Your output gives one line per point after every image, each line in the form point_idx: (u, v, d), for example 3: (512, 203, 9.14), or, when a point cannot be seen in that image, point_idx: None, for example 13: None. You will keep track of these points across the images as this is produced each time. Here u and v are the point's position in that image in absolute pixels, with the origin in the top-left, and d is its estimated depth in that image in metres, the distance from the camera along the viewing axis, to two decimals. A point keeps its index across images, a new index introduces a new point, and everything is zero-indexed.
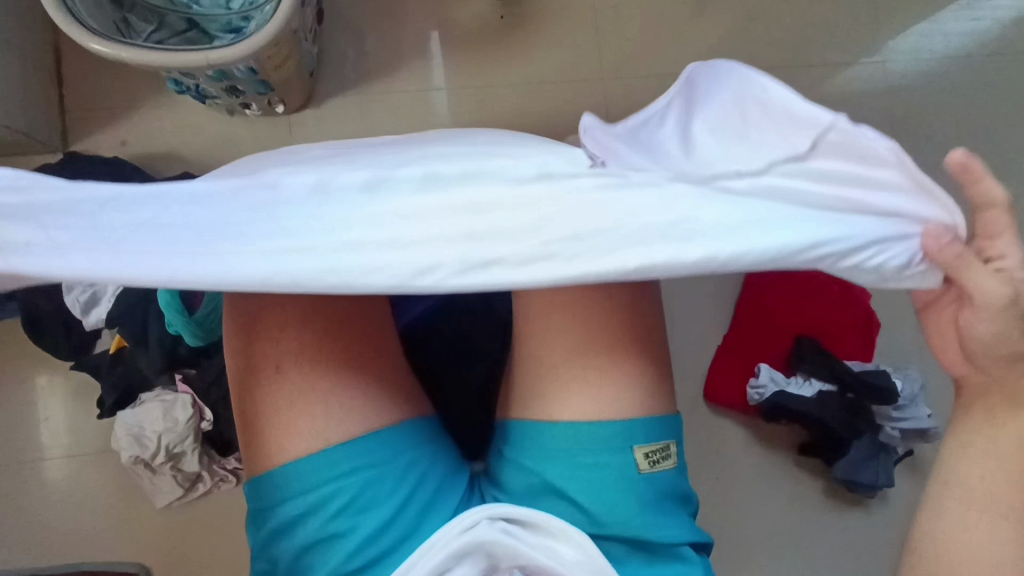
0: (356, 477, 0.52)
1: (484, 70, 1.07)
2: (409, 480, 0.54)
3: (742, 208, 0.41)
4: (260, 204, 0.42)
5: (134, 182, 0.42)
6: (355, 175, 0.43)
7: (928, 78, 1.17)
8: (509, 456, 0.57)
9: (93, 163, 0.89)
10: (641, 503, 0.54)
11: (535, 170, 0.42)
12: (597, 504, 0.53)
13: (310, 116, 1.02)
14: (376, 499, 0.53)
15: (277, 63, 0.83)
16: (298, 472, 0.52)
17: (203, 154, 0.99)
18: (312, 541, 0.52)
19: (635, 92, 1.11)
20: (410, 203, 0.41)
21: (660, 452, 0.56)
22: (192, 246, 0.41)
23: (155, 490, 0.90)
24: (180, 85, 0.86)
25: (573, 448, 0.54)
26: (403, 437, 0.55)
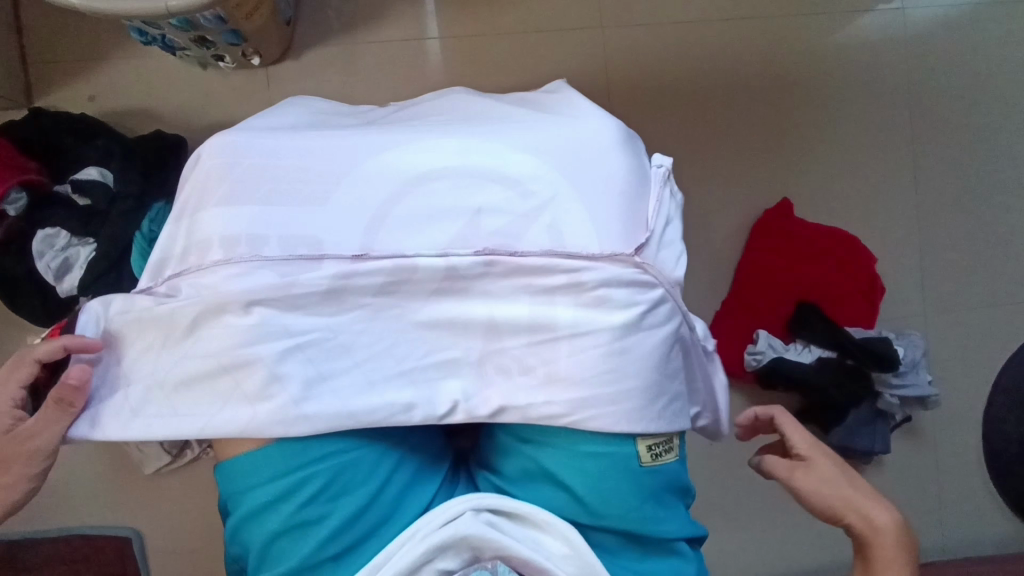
0: (331, 462, 0.50)
1: (476, 17, 1.00)
2: (388, 464, 0.52)
3: (671, 382, 0.52)
4: (292, 349, 0.49)
5: (180, 324, 0.49)
6: (373, 327, 0.50)
7: (950, 26, 1.09)
8: (504, 441, 0.54)
9: (57, 118, 0.83)
10: (641, 496, 0.52)
11: (539, 319, 0.50)
12: (595, 496, 0.51)
13: (290, 69, 0.96)
14: (352, 483, 0.50)
15: (247, 11, 0.77)
16: (269, 456, 0.50)
17: (178, 110, 0.93)
18: (285, 527, 0.49)
19: (637, 43, 1.04)
20: (425, 359, 0.50)
21: (664, 444, 0.53)
22: (230, 391, 0.49)
23: (144, 457, 0.90)
24: (144, 35, 0.79)
25: (574, 437, 0.51)
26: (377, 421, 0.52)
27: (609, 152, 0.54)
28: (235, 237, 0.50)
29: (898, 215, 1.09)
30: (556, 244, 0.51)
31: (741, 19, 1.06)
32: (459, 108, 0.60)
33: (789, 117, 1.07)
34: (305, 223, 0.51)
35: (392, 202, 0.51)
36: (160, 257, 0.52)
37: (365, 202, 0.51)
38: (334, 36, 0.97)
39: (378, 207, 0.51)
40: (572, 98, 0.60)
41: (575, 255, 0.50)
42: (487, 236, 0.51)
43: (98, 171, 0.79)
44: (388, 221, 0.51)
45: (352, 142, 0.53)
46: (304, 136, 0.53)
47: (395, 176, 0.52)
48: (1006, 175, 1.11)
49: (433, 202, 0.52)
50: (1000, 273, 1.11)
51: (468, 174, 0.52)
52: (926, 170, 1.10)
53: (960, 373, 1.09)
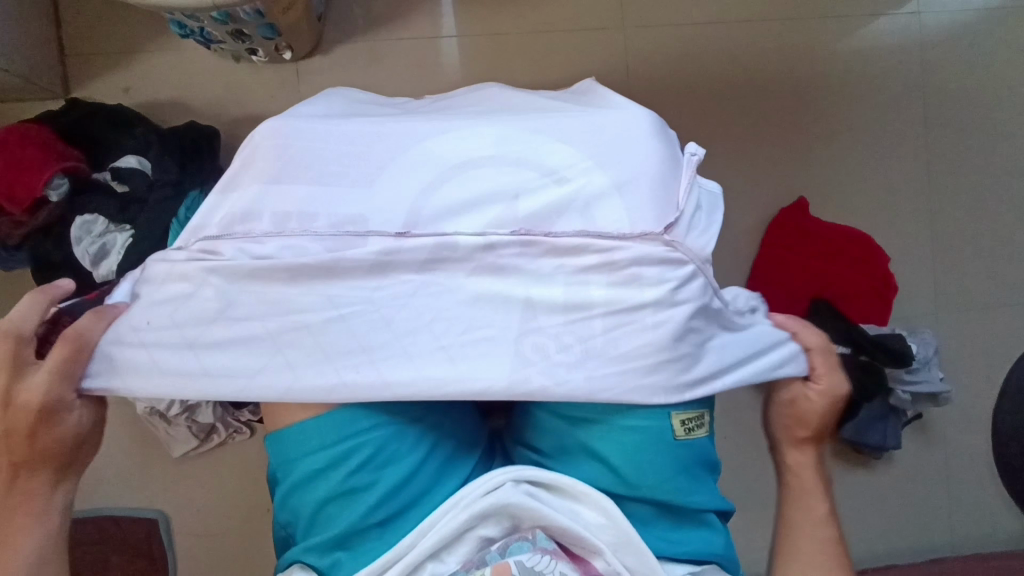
0: (377, 431, 0.52)
1: (500, 15, 1.02)
2: (430, 436, 0.54)
3: (701, 361, 0.54)
4: (335, 320, 0.52)
5: (231, 291, 0.52)
6: (415, 299, 0.52)
7: (964, 32, 1.11)
8: (540, 418, 0.57)
9: (96, 109, 0.86)
10: (675, 467, 0.54)
11: (572, 298, 0.52)
12: (631, 467, 0.54)
13: (318, 64, 0.99)
14: (397, 453, 0.53)
15: (284, 6, 0.79)
16: (320, 425, 0.52)
17: (210, 102, 0.96)
18: (335, 494, 0.52)
19: (656, 43, 1.06)
20: (462, 331, 0.52)
21: (696, 420, 0.55)
22: (272, 354, 0.52)
23: (172, 440, 0.92)
24: (183, 28, 0.82)
25: (611, 411, 0.54)
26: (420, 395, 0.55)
27: (644, 143, 0.56)
28: (285, 214, 0.54)
29: (912, 215, 1.11)
30: (587, 226, 0.53)
31: (759, 20, 1.08)
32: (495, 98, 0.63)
33: (805, 118, 1.10)
34: (351, 205, 0.54)
35: (436, 186, 0.54)
36: (207, 225, 0.55)
37: (407, 186, 0.54)
38: (362, 32, 1.00)
39: (420, 189, 0.54)
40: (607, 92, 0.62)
41: (606, 236, 0.53)
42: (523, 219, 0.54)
43: (136, 159, 0.82)
44: (431, 203, 0.54)
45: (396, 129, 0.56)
46: (352, 124, 0.57)
47: (438, 162, 0.55)
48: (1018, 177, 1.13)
49: (473, 186, 0.54)
50: (1011, 274, 1.12)
51: (507, 161, 0.55)
52: (939, 172, 1.12)
53: (972, 372, 1.10)
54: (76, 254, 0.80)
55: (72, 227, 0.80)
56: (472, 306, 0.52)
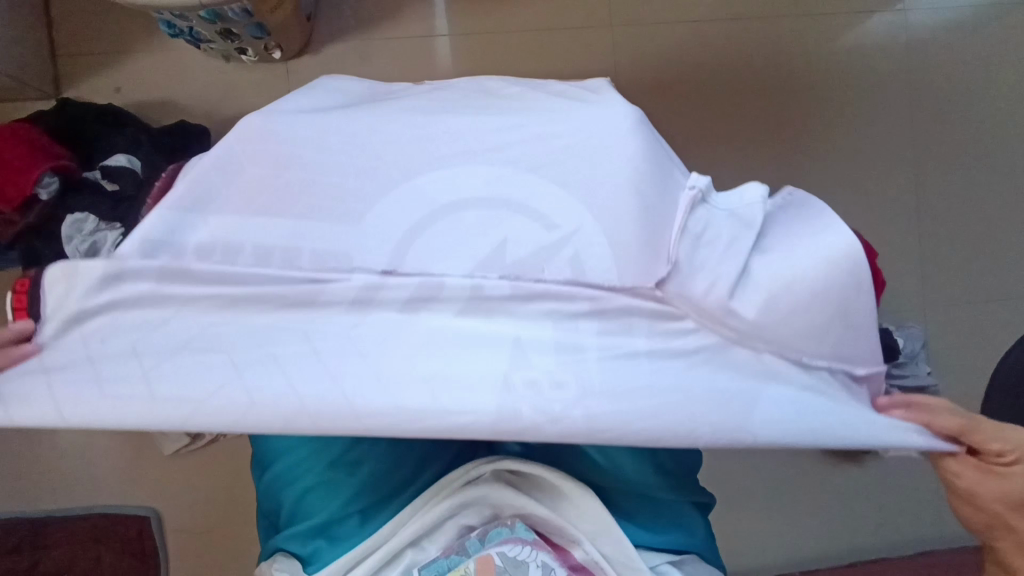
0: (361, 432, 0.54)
1: (489, 14, 1.03)
2: None
3: (726, 410, 0.45)
4: (280, 359, 0.44)
5: (158, 327, 0.45)
6: (375, 337, 0.45)
7: (951, 30, 1.12)
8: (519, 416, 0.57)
9: (87, 111, 0.87)
10: (654, 462, 0.56)
11: (565, 340, 0.46)
12: (614, 462, 0.55)
13: (308, 64, 0.99)
14: (375, 444, 0.55)
15: (272, 5, 0.80)
16: None
17: (201, 101, 0.96)
18: (323, 481, 0.55)
19: (645, 42, 1.07)
20: (430, 370, 0.44)
21: None
22: (194, 396, 0.43)
23: (164, 437, 0.92)
24: (173, 28, 0.83)
25: None
26: None
27: (628, 129, 0.52)
28: (232, 247, 0.47)
29: (899, 212, 1.12)
30: (578, 272, 0.47)
31: (746, 18, 1.09)
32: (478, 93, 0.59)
33: (793, 114, 1.10)
34: (314, 205, 0.49)
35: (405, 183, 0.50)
36: (127, 245, 0.47)
37: (375, 180, 0.50)
38: (353, 32, 1.01)
39: (387, 183, 0.50)
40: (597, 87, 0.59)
41: (595, 283, 0.47)
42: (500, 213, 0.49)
43: (127, 158, 0.82)
44: (398, 204, 0.49)
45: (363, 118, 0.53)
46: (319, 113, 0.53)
47: (407, 158, 0.51)
48: (1005, 172, 1.14)
49: (446, 183, 0.50)
50: (999, 269, 1.13)
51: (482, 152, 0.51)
52: (927, 167, 1.13)
53: (959, 366, 1.11)
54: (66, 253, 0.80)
55: (62, 225, 0.79)
56: (443, 345, 0.45)
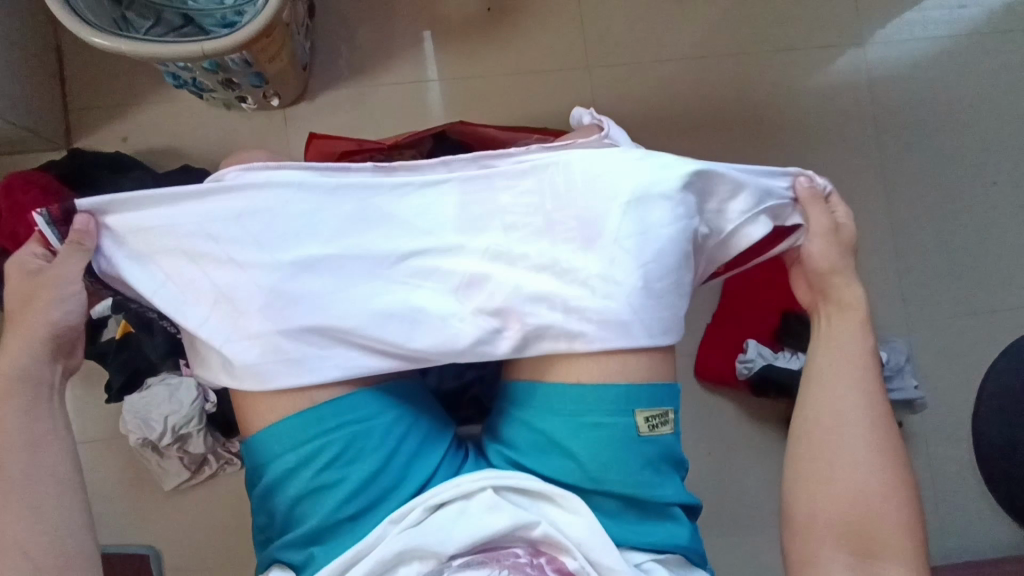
0: (342, 432, 0.58)
1: (474, 59, 1.10)
2: (393, 435, 0.59)
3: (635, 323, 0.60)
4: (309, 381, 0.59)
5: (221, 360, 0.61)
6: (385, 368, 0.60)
7: (909, 59, 1.20)
8: (514, 414, 0.61)
9: (95, 157, 0.92)
10: (640, 462, 0.57)
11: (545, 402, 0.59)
12: (599, 463, 0.57)
13: (304, 110, 1.05)
14: (361, 452, 0.58)
15: (270, 55, 0.86)
16: (284, 430, 0.58)
17: (202, 147, 1.02)
18: (304, 492, 0.57)
19: (621, 81, 1.14)
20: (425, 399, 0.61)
21: (660, 417, 0.59)
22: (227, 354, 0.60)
23: (164, 473, 0.94)
24: (178, 79, 0.89)
25: (579, 409, 0.58)
26: (380, 398, 0.60)
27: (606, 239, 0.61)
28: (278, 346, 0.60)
29: (875, 231, 1.16)
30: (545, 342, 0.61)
31: (715, 56, 1.16)
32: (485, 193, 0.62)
33: (765, 144, 1.16)
34: (363, 353, 0.60)
35: (429, 322, 0.60)
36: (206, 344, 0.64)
37: (405, 316, 0.60)
38: (348, 80, 1.07)
39: (411, 322, 0.60)
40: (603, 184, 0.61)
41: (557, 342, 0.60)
42: (502, 340, 0.61)
43: (133, 200, 0.88)
44: (425, 345, 0.60)
45: (393, 252, 0.61)
46: (353, 248, 0.61)
47: (428, 303, 0.61)
48: (973, 192, 1.19)
49: (459, 320, 0.61)
50: (975, 282, 1.17)
51: (492, 284, 0.61)
52: (896, 188, 1.18)
53: (944, 379, 1.13)
54: None
55: None
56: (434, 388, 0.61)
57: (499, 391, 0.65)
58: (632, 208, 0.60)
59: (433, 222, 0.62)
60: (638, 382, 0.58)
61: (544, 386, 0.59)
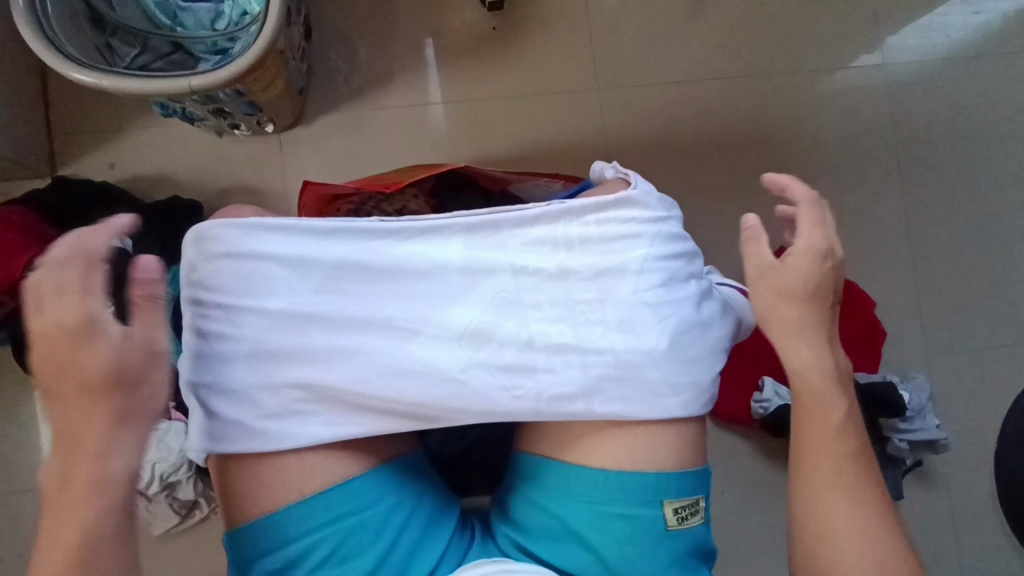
0: (339, 526, 0.55)
1: (478, 80, 1.05)
2: (393, 525, 0.57)
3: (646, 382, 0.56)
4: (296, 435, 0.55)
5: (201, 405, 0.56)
6: (379, 424, 0.56)
7: (932, 77, 1.15)
8: (529, 495, 0.59)
9: (79, 188, 0.87)
10: (668, 558, 0.56)
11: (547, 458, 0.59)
12: (623, 559, 0.56)
13: (302, 134, 1.01)
14: (359, 547, 0.55)
15: (263, 84, 0.81)
16: (275, 524, 0.55)
17: (195, 175, 0.97)
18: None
19: (631, 102, 1.09)
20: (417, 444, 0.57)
21: (689, 507, 0.58)
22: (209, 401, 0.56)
23: (153, 518, 0.89)
24: (166, 108, 0.84)
25: (600, 498, 0.56)
26: (380, 482, 0.58)
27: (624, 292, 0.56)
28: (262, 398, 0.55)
29: (896, 260, 1.12)
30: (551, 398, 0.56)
31: (730, 76, 1.11)
32: (492, 247, 0.57)
33: (782, 169, 1.11)
34: (360, 415, 0.56)
35: (430, 380, 0.55)
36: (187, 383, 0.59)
37: (403, 374, 0.55)
38: (347, 101, 1.02)
39: (412, 381, 0.55)
40: (625, 241, 0.57)
41: (564, 398, 0.56)
42: (510, 397, 0.56)
43: None
44: (426, 406, 0.56)
45: (396, 307, 0.56)
46: (354, 300, 0.56)
47: (430, 359, 0.55)
48: (997, 219, 1.14)
49: (464, 377, 0.56)
50: (1000, 312, 1.12)
51: (500, 338, 0.56)
52: (918, 215, 1.13)
53: (967, 416, 1.09)
54: None
55: None
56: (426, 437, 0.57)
57: (512, 467, 0.63)
58: (651, 262, 0.57)
59: (436, 278, 0.56)
60: (668, 472, 0.57)
61: (570, 469, 0.57)
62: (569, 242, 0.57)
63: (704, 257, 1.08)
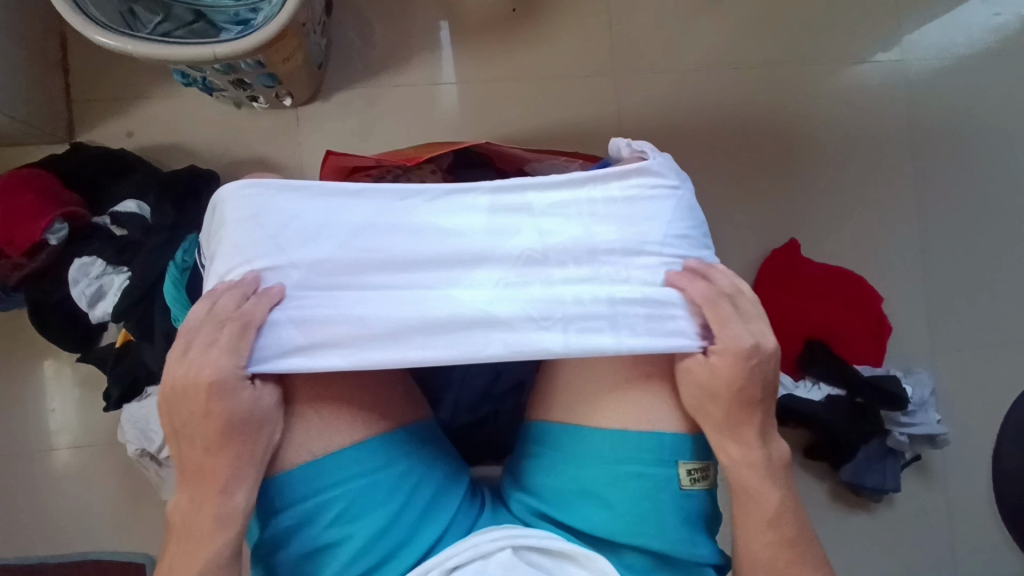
0: (351, 486, 0.56)
1: (493, 62, 1.05)
2: (404, 488, 0.58)
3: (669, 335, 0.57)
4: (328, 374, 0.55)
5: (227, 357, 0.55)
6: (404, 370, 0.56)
7: (948, 75, 1.14)
8: (540, 457, 0.61)
9: (97, 154, 0.88)
10: (677, 517, 0.58)
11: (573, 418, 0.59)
12: (632, 514, 0.57)
13: (317, 110, 1.01)
14: (368, 507, 0.56)
15: (284, 56, 0.82)
16: (294, 480, 0.56)
17: (211, 146, 0.98)
18: (309, 550, 0.56)
19: (646, 89, 1.09)
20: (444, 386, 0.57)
21: (699, 471, 0.59)
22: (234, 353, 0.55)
23: (162, 482, 0.90)
24: (186, 77, 0.84)
25: (612, 459, 0.57)
26: (394, 444, 0.59)
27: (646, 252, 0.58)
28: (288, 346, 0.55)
29: (903, 256, 1.12)
30: (577, 345, 0.57)
31: (747, 66, 1.11)
32: (519, 209, 0.58)
33: (795, 162, 1.12)
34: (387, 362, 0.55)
35: (459, 331, 0.56)
36: None
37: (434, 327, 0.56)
38: (362, 78, 1.03)
39: (443, 330, 0.56)
40: (648, 209, 0.59)
41: (591, 347, 0.57)
42: (538, 342, 0.56)
43: (135, 204, 0.85)
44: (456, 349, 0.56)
45: (428, 263, 0.57)
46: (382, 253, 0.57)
47: (460, 313, 0.56)
48: (1008, 220, 1.14)
49: (494, 331, 0.56)
50: (1004, 312, 1.13)
51: (529, 294, 0.57)
52: (928, 213, 1.13)
53: (967, 412, 1.10)
54: (72, 296, 0.82)
55: (70, 269, 0.82)
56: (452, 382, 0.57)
57: (527, 431, 0.64)
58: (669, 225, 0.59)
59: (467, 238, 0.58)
60: (682, 433, 0.58)
61: (581, 434, 0.59)
62: (594, 208, 0.59)
63: (713, 246, 1.09)
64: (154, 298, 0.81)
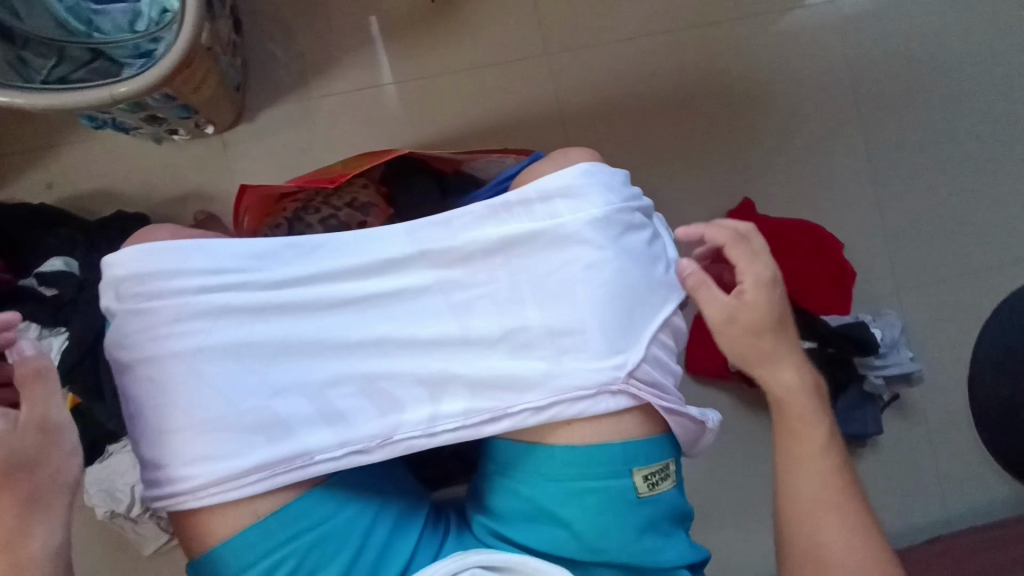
0: (300, 541, 0.54)
1: (421, 58, 1.02)
2: (359, 532, 0.56)
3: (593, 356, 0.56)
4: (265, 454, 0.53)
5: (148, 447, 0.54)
6: (324, 436, 0.55)
7: (883, 9, 1.12)
8: (503, 482, 0.58)
9: (16, 213, 0.84)
10: (638, 526, 0.57)
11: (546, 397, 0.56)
12: (591, 529, 0.56)
13: (244, 132, 0.97)
14: (324, 558, 0.54)
15: (194, 85, 0.78)
16: (236, 548, 0.53)
17: (139, 185, 0.94)
18: None
19: (581, 65, 1.06)
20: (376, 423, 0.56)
21: (659, 473, 0.58)
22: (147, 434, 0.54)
23: (141, 538, 0.88)
24: (96, 120, 0.80)
25: (572, 475, 0.56)
26: (344, 489, 0.57)
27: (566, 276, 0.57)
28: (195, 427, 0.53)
29: (860, 200, 1.12)
30: (492, 391, 0.57)
31: (680, 28, 1.09)
32: (438, 230, 0.58)
33: (742, 118, 1.10)
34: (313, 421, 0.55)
35: (381, 382, 0.56)
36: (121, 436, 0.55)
37: (392, 350, 0.57)
38: (287, 94, 0.99)
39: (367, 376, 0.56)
40: (551, 244, 0.58)
41: (505, 391, 0.57)
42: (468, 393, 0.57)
43: (62, 261, 0.81)
44: (378, 420, 0.56)
45: (340, 328, 0.56)
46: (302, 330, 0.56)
47: (381, 367, 0.56)
48: (959, 148, 1.14)
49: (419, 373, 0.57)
50: (963, 242, 1.13)
51: (442, 340, 0.57)
52: (879, 154, 1.13)
53: (940, 346, 1.11)
54: None
55: None
56: (378, 420, 0.56)
57: (483, 450, 0.62)
58: (586, 230, 0.58)
59: (391, 265, 0.57)
60: (636, 441, 0.57)
61: (538, 452, 0.57)
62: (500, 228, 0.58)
63: (670, 216, 1.08)
64: (97, 357, 0.78)
